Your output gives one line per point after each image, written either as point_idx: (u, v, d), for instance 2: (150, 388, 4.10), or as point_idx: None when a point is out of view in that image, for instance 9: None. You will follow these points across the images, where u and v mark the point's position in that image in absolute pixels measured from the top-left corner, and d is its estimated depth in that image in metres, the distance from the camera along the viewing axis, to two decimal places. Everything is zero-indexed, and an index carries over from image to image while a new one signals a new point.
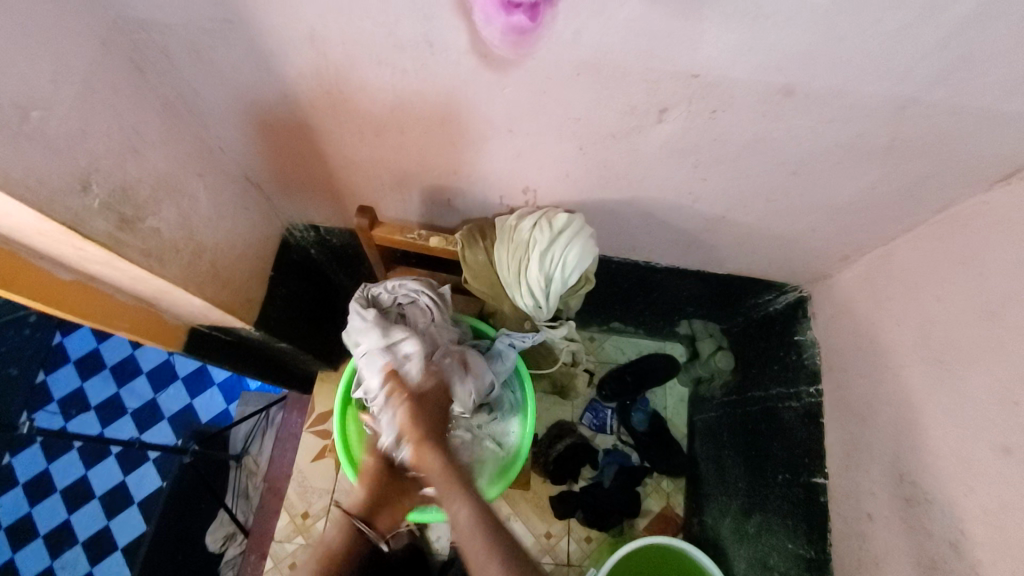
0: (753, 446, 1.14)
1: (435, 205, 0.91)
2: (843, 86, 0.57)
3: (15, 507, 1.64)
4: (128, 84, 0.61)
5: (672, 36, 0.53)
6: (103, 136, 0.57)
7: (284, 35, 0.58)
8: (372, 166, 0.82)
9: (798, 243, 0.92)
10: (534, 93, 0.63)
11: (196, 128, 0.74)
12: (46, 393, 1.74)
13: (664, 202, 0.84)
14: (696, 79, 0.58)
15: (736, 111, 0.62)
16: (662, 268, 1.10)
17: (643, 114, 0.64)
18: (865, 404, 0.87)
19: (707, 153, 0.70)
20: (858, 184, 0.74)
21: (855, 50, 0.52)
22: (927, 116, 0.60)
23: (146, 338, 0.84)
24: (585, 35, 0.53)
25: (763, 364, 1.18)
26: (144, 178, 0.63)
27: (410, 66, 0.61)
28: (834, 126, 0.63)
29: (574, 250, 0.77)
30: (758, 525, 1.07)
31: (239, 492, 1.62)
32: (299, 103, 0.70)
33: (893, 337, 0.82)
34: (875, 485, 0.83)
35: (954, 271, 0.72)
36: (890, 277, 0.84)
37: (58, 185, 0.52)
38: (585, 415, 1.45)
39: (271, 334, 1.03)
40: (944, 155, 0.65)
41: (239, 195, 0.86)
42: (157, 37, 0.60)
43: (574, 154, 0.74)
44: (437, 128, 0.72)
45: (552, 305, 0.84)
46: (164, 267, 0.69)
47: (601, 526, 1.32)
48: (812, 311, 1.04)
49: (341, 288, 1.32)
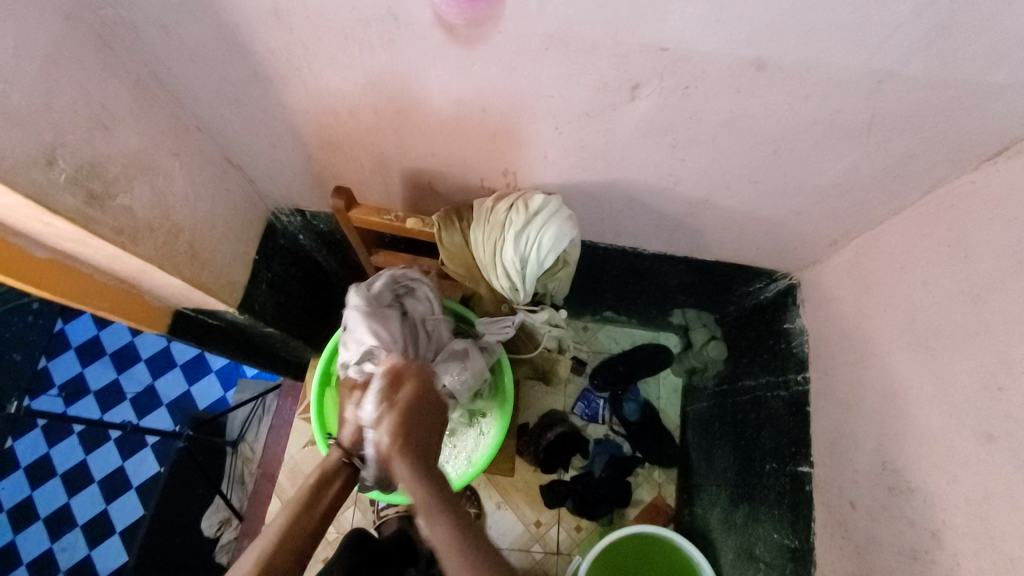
0: (742, 435, 1.13)
1: (416, 189, 0.91)
2: (817, 60, 0.55)
3: (15, 490, 1.67)
4: (96, 60, 0.61)
5: (638, 8, 0.52)
6: (70, 112, 0.57)
7: (248, 9, 0.58)
8: (350, 147, 0.82)
9: (785, 228, 0.91)
10: (503, 69, 0.62)
11: (171, 108, 0.74)
12: (47, 378, 1.77)
13: (646, 185, 0.83)
14: (667, 53, 0.57)
15: (710, 87, 0.61)
16: (650, 254, 1.08)
17: (616, 91, 0.63)
18: (850, 392, 0.85)
19: (684, 132, 0.69)
20: (841, 165, 0.72)
21: (825, 21, 0.51)
22: (906, 90, 0.58)
23: (127, 318, 0.84)
24: (549, 7, 0.52)
25: (753, 353, 1.16)
26: (114, 156, 0.64)
27: (377, 40, 0.60)
28: (811, 103, 0.61)
29: (550, 233, 0.76)
30: (746, 514, 1.07)
31: (234, 478, 1.63)
32: (272, 81, 0.70)
33: (878, 323, 0.80)
34: (858, 474, 0.81)
35: (939, 254, 0.70)
36: (877, 261, 0.82)
37: (21, 158, 0.52)
38: (578, 404, 1.45)
39: (256, 318, 1.02)
40: (927, 133, 0.63)
41: (218, 177, 0.86)
42: (123, 13, 0.60)
43: (551, 135, 0.73)
44: (411, 108, 0.71)
45: (529, 287, 0.84)
46: (138, 245, 0.69)
47: (589, 514, 1.33)
48: (801, 299, 1.03)
49: (332, 274, 1.31)
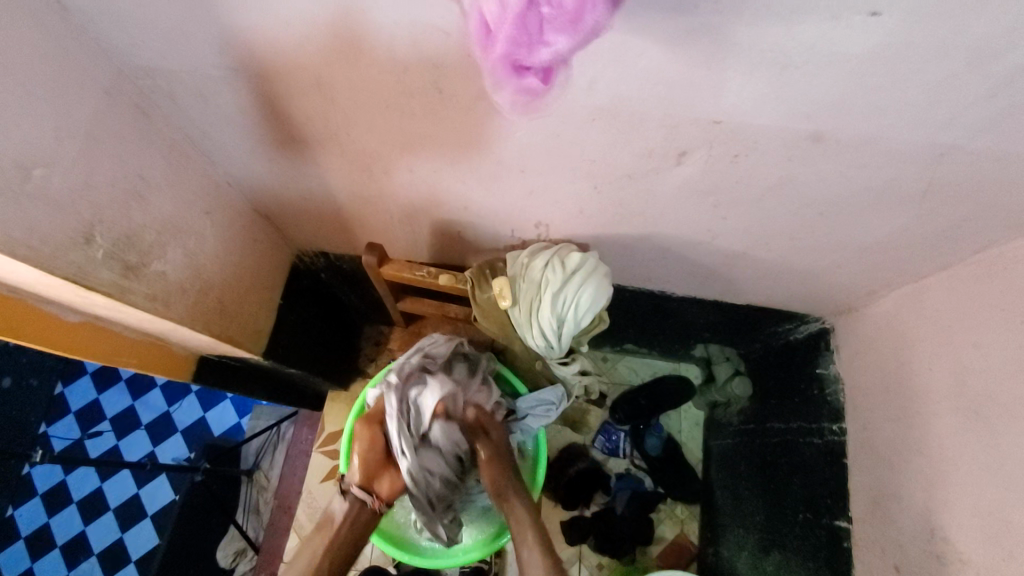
0: (772, 479, 1.10)
1: (445, 238, 0.90)
2: (877, 134, 0.54)
3: (33, 518, 1.67)
4: (134, 129, 0.60)
5: (693, 85, 0.50)
6: (107, 185, 0.56)
7: (290, 79, 0.56)
8: (382, 200, 0.81)
9: (822, 277, 0.89)
10: (547, 136, 0.60)
11: (204, 165, 0.73)
12: (62, 405, 1.76)
13: (682, 238, 0.81)
14: (719, 125, 0.55)
15: (761, 155, 0.59)
16: (678, 297, 1.07)
17: (662, 157, 0.62)
18: (893, 450, 0.83)
19: (728, 194, 0.67)
20: (888, 225, 0.71)
21: (891, 101, 0.49)
22: (968, 162, 0.56)
23: (156, 371, 0.83)
24: (602, 84, 0.51)
25: (783, 394, 1.14)
26: (149, 224, 0.62)
27: (420, 109, 0.58)
28: (865, 171, 0.60)
29: (587, 291, 0.73)
30: (777, 564, 1.04)
31: (250, 507, 1.60)
32: (308, 142, 0.69)
33: (925, 382, 0.78)
34: (904, 538, 0.79)
35: (993, 319, 0.68)
36: (921, 318, 0.80)
37: (61, 240, 0.51)
38: (598, 437, 1.42)
39: (281, 362, 1.01)
40: (984, 200, 0.61)
41: (247, 227, 0.85)
42: (163, 83, 0.59)
43: (590, 193, 0.72)
44: (447, 167, 0.70)
45: (564, 345, 0.80)
46: (170, 309, 0.68)
47: (611, 553, 1.31)
48: (835, 345, 1.01)
49: (350, 307, 1.30)
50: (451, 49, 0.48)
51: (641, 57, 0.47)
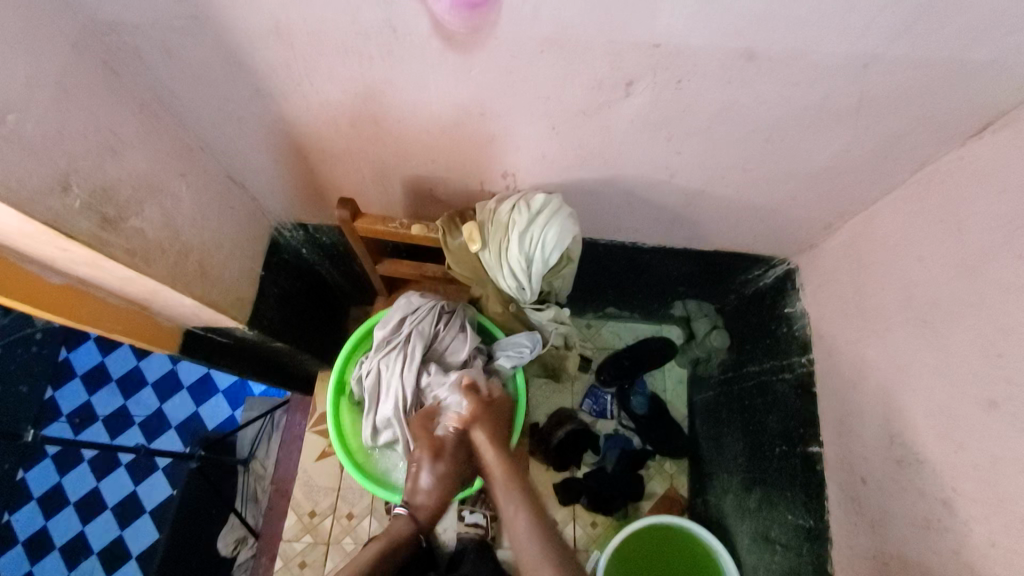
0: (751, 420, 1.14)
1: (417, 196, 0.93)
2: (803, 48, 0.57)
3: (30, 520, 1.66)
4: (102, 87, 0.63)
5: (628, 7, 0.53)
6: (80, 138, 0.59)
7: (252, 28, 0.59)
8: (351, 158, 0.84)
9: (780, 213, 0.93)
10: (501, 74, 0.64)
11: (176, 129, 0.76)
12: (54, 408, 1.76)
13: (642, 179, 0.85)
14: (657, 49, 0.59)
15: (701, 79, 0.63)
16: (649, 248, 1.11)
17: (610, 89, 0.65)
18: (854, 370, 0.87)
19: (677, 125, 0.71)
20: (831, 148, 0.75)
21: (810, 9, 0.53)
22: (891, 71, 0.60)
23: (143, 341, 0.85)
24: (543, 11, 0.54)
25: (756, 339, 1.18)
26: (124, 179, 0.65)
27: (378, 53, 0.62)
28: (799, 89, 0.64)
29: (552, 230, 0.78)
30: (759, 499, 1.08)
31: (247, 496, 1.62)
32: (274, 99, 0.72)
33: (879, 299, 0.82)
34: (867, 449, 0.83)
35: (933, 229, 0.72)
36: (873, 241, 0.84)
37: (38, 186, 0.54)
38: (585, 401, 1.45)
39: (266, 334, 1.03)
40: (914, 111, 0.66)
41: (223, 195, 0.88)
42: (128, 40, 0.62)
43: (548, 135, 0.75)
44: (410, 116, 0.73)
45: (535, 286, 0.86)
46: (151, 266, 0.70)
47: (604, 510, 1.32)
48: (799, 283, 1.05)
49: (335, 286, 1.32)
50: None
51: None
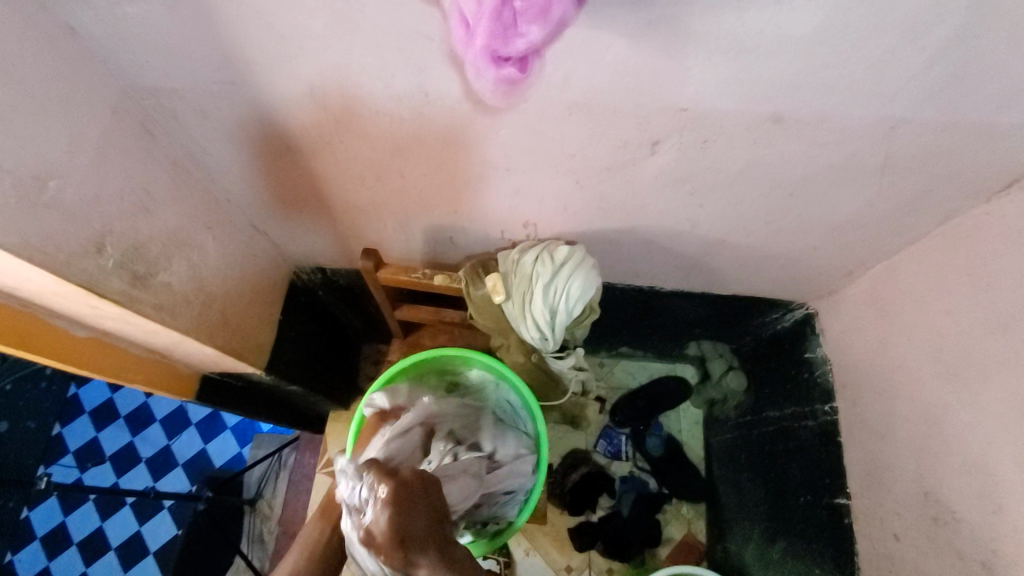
0: (772, 467, 1.11)
1: (438, 243, 0.93)
2: (829, 112, 0.58)
3: (32, 561, 1.62)
4: (139, 146, 0.64)
5: (658, 75, 0.54)
6: (116, 198, 0.60)
7: (288, 93, 0.61)
8: (374, 208, 0.85)
9: (801, 261, 0.93)
10: (529, 133, 0.65)
11: (204, 182, 0.77)
12: (61, 445, 1.73)
13: (664, 230, 0.85)
14: (686, 112, 0.60)
15: (727, 139, 0.64)
16: (666, 291, 1.10)
17: (636, 147, 0.66)
18: (882, 422, 0.85)
19: (701, 181, 0.72)
20: (856, 203, 0.75)
21: (838, 78, 0.54)
22: (917, 133, 0.61)
23: (159, 390, 0.84)
24: (575, 78, 0.55)
25: (775, 383, 1.16)
26: (155, 236, 0.66)
27: (408, 114, 0.63)
28: (825, 149, 0.64)
29: (576, 281, 0.80)
30: (783, 551, 1.04)
31: (254, 538, 1.54)
32: (304, 154, 0.73)
33: (904, 352, 0.81)
34: (899, 505, 0.80)
35: (960, 283, 0.71)
36: (896, 291, 0.84)
37: (74, 249, 0.54)
38: (600, 442, 1.40)
39: (282, 378, 1.02)
40: (940, 168, 0.66)
41: (246, 243, 0.88)
42: (165, 102, 0.64)
43: (572, 189, 0.76)
44: (435, 170, 0.74)
45: (558, 337, 0.87)
46: (175, 319, 0.70)
47: (621, 556, 1.28)
48: (820, 328, 1.04)
49: (347, 326, 1.32)
50: (435, 52, 0.52)
51: (608, 50, 0.51)
